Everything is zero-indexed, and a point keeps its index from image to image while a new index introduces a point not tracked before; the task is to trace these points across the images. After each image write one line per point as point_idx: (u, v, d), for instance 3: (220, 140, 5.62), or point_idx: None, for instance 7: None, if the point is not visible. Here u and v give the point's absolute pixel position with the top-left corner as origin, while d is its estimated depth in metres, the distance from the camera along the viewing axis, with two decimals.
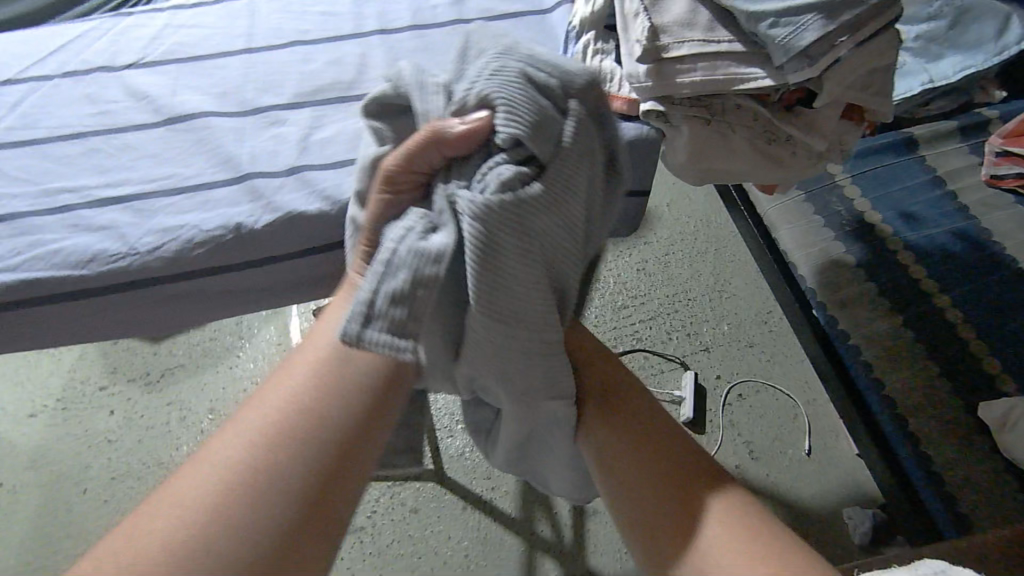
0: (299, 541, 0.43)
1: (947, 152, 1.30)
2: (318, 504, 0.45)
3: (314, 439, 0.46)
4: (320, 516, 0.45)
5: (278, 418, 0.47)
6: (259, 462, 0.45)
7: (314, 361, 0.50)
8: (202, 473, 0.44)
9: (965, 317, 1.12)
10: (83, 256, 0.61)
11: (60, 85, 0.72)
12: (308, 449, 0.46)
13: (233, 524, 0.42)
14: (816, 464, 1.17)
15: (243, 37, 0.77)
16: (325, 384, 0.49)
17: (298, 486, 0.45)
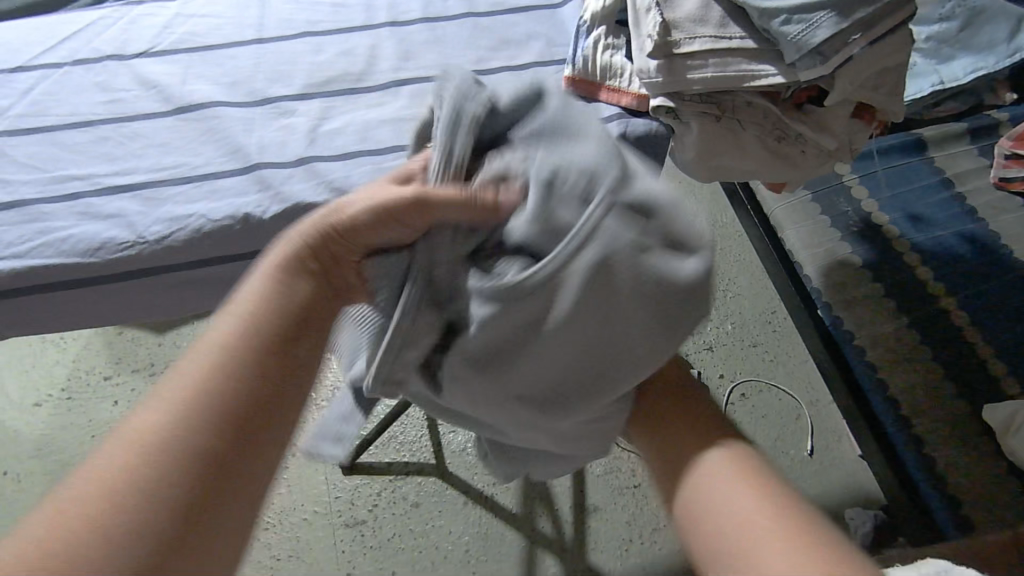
0: (206, 527, 0.36)
1: (956, 154, 1.30)
2: (246, 449, 0.39)
3: (231, 381, 0.40)
4: (252, 460, 0.39)
5: (199, 386, 0.39)
6: (169, 427, 0.37)
7: (247, 316, 0.42)
8: (100, 454, 0.36)
9: (971, 319, 1.11)
10: (91, 244, 0.61)
11: (71, 73, 0.73)
12: (225, 396, 0.39)
13: (133, 508, 0.35)
14: (818, 465, 1.13)
15: (254, 27, 0.77)
16: (256, 319, 0.42)
17: (219, 433, 0.38)
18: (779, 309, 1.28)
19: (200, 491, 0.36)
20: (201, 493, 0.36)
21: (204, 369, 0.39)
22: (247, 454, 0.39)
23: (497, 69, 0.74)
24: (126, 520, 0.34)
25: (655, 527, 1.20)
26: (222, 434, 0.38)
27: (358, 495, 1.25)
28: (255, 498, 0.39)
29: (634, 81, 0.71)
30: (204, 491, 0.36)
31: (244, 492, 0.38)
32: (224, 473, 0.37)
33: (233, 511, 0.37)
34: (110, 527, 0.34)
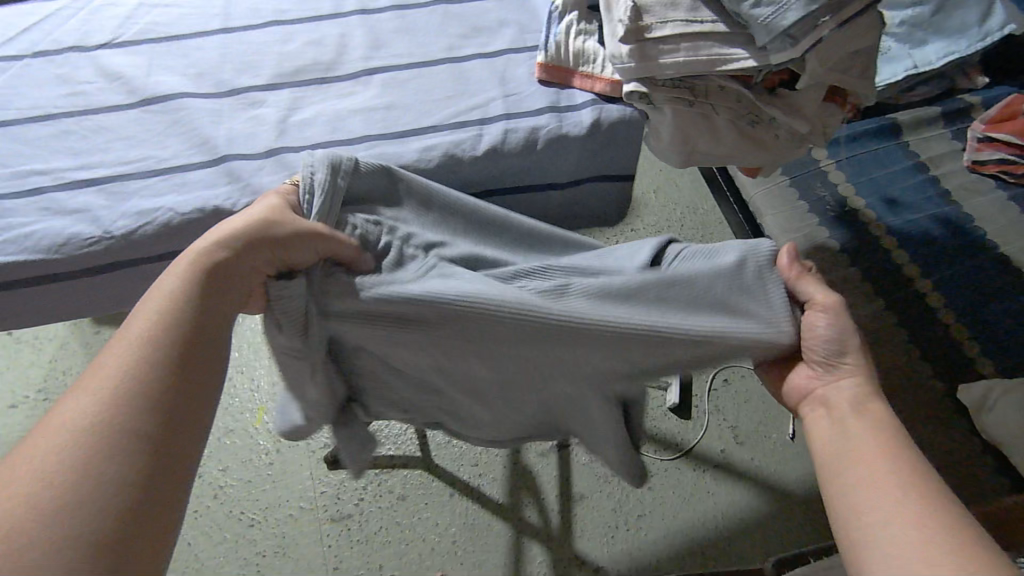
0: (155, 491, 0.38)
1: (930, 138, 1.31)
2: (160, 451, 0.39)
3: (128, 393, 0.40)
4: (170, 462, 0.40)
5: (118, 375, 0.41)
6: (77, 456, 0.37)
7: (161, 313, 0.44)
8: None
9: (946, 300, 1.13)
10: (56, 240, 0.59)
11: (32, 65, 0.71)
12: (123, 408, 0.39)
13: (83, 484, 0.36)
14: (799, 447, 1.26)
15: (221, 16, 0.76)
16: (172, 315, 0.44)
17: (125, 442, 0.38)
18: None
19: (121, 496, 0.37)
20: (123, 498, 0.37)
21: (99, 388, 0.40)
22: (163, 459, 0.39)
23: (470, 56, 0.73)
24: (49, 540, 0.34)
25: (640, 514, 1.21)
26: (152, 412, 0.40)
27: (344, 489, 1.24)
28: (177, 499, 0.39)
29: (608, 67, 0.71)
30: (127, 497, 0.37)
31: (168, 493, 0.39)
32: (136, 476, 0.38)
33: (156, 510, 0.38)
34: (31, 546, 0.33)
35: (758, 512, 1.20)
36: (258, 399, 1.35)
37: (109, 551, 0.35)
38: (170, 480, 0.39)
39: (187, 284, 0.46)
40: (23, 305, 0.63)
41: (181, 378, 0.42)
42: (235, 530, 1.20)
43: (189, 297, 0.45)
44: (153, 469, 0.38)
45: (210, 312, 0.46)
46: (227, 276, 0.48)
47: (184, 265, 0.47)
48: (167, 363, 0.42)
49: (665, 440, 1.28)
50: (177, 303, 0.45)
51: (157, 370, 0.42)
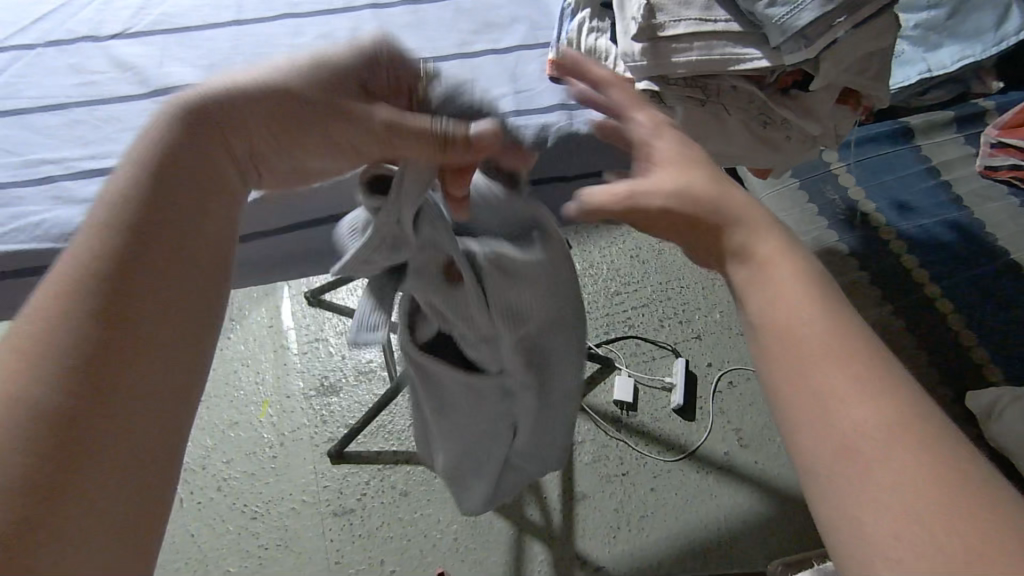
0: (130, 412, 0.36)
1: (942, 142, 1.30)
2: (97, 405, 0.35)
3: (60, 339, 0.36)
4: (117, 406, 0.36)
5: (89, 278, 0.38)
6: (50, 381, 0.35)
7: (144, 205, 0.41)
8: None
9: (956, 307, 1.12)
10: (65, 229, 0.60)
11: (44, 54, 0.71)
12: (47, 364, 0.35)
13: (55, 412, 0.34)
14: None
15: (233, 8, 0.76)
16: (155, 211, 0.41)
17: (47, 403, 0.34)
18: None
19: (50, 455, 0.33)
20: (50, 457, 0.33)
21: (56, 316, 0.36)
22: (104, 406, 0.35)
23: (481, 52, 0.73)
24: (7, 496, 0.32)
25: (643, 514, 1.21)
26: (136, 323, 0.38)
27: (346, 484, 1.25)
28: (148, 444, 0.37)
29: (620, 65, 0.70)
30: (55, 457, 0.33)
31: (121, 440, 0.35)
32: (62, 432, 0.34)
33: (107, 459, 0.35)
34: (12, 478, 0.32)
35: (761, 515, 1.20)
36: (263, 391, 1.35)
37: (48, 513, 0.32)
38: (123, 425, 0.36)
39: (124, 201, 0.40)
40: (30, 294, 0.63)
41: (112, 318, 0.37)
42: (238, 522, 1.21)
43: (126, 216, 0.40)
44: (89, 420, 0.35)
45: (155, 230, 0.40)
46: (176, 188, 0.42)
47: (122, 180, 0.41)
48: (100, 298, 0.37)
49: (668, 441, 1.27)
50: (107, 227, 0.39)
51: (84, 307, 0.37)
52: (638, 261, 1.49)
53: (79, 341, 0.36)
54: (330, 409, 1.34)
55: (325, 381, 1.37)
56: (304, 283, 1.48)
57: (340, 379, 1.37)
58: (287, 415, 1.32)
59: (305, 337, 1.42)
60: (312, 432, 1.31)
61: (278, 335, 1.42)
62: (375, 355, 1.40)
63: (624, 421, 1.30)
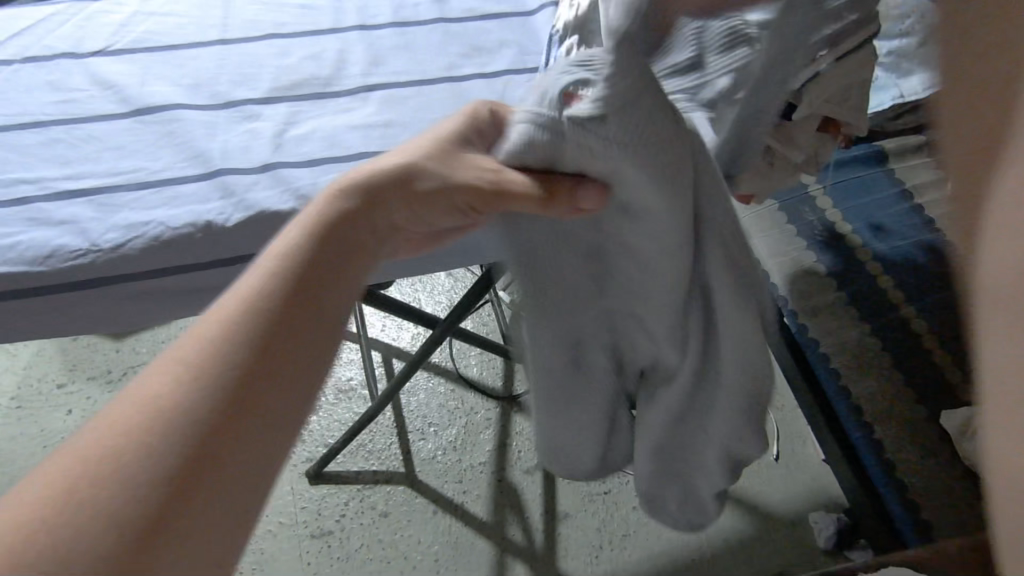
0: (157, 524, 0.32)
1: (914, 166, 1.18)
2: (180, 497, 0.33)
3: (191, 393, 0.36)
4: (240, 459, 0.36)
5: (206, 353, 0.37)
6: (141, 434, 0.34)
7: (260, 282, 0.41)
8: (165, 438, 0.34)
9: (930, 327, 1.00)
10: (41, 253, 0.58)
11: (21, 70, 0.70)
12: (162, 417, 0.35)
13: (151, 454, 0.34)
14: (784, 468, 1.27)
15: (218, 26, 0.75)
16: (243, 315, 0.39)
17: (107, 486, 0.32)
18: None
19: (173, 484, 0.34)
20: (173, 480, 0.34)
21: (189, 363, 0.37)
22: (246, 430, 0.37)
23: (467, 76, 0.73)
24: (100, 525, 0.31)
25: (625, 533, 1.20)
26: (205, 406, 0.36)
27: (326, 504, 1.23)
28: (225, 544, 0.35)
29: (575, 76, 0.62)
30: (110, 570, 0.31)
31: (252, 478, 0.37)
32: (180, 477, 0.34)
33: (234, 468, 0.36)
34: (123, 520, 0.32)
35: (741, 534, 1.20)
36: None
37: (173, 511, 0.33)
38: (185, 507, 0.33)
39: (275, 276, 0.42)
40: (17, 326, 0.62)
41: (218, 418, 0.36)
42: None
43: (257, 330, 0.39)
44: (162, 531, 0.32)
45: (288, 358, 0.40)
46: (299, 299, 0.41)
47: (282, 266, 0.42)
48: (211, 369, 0.37)
49: None
50: (246, 327, 0.39)
51: (204, 404, 0.36)
52: None
53: (121, 484, 0.33)
54: (309, 428, 1.31)
55: None
56: None
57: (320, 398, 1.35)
58: None
59: None
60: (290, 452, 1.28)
61: None
62: (354, 373, 1.39)
63: None
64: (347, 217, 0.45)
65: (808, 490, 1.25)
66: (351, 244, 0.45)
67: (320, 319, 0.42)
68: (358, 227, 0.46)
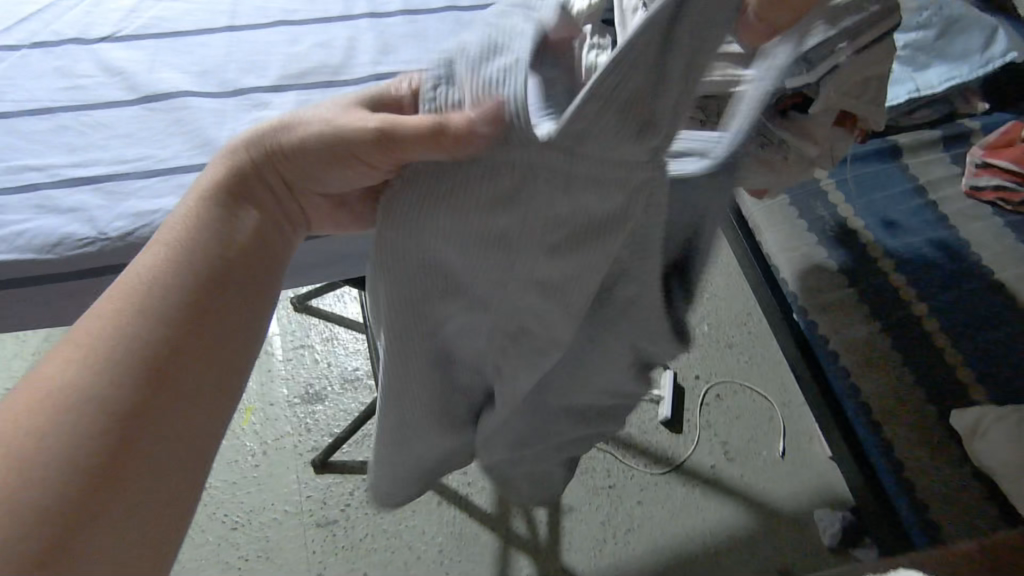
0: (96, 490, 0.34)
1: (929, 162, 1.16)
2: (112, 464, 0.35)
3: (92, 383, 0.36)
4: (169, 418, 0.38)
5: (113, 328, 0.38)
6: (60, 409, 0.35)
7: (169, 249, 0.42)
8: (80, 411, 0.35)
9: (942, 326, 0.98)
10: (49, 241, 0.57)
11: (29, 56, 0.69)
12: (80, 393, 0.36)
13: (73, 429, 0.35)
14: (790, 464, 1.26)
15: (227, 13, 0.74)
16: (150, 287, 0.40)
17: (35, 469, 0.33)
18: (755, 312, 1.43)
19: (89, 474, 0.34)
20: (102, 451, 0.35)
21: (94, 340, 0.38)
22: (168, 392, 0.38)
23: None
24: (32, 496, 0.33)
25: (629, 528, 1.20)
26: (124, 378, 0.37)
27: (330, 494, 1.23)
28: (174, 494, 0.37)
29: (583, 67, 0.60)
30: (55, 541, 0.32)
31: (187, 436, 0.39)
32: (105, 447, 0.35)
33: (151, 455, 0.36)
34: (56, 488, 0.33)
35: (746, 530, 1.20)
36: (246, 398, 1.33)
37: (90, 508, 0.34)
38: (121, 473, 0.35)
39: (180, 265, 0.41)
40: (24, 314, 0.62)
41: (140, 385, 0.37)
42: (219, 532, 1.18)
43: (173, 298, 0.40)
44: (102, 500, 0.34)
45: (209, 319, 0.41)
46: (222, 261, 0.43)
47: (190, 233, 0.43)
48: (115, 342, 0.38)
49: (655, 454, 1.27)
50: (162, 297, 0.40)
51: (124, 374, 0.37)
52: None
53: (47, 468, 0.33)
54: (315, 417, 1.31)
55: (311, 389, 1.35)
56: (290, 290, 1.45)
57: (326, 388, 1.35)
58: (271, 422, 1.30)
59: (291, 343, 1.40)
60: (296, 441, 1.29)
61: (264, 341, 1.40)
62: (361, 363, 1.38)
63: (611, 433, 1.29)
64: (253, 187, 0.46)
65: (814, 487, 1.24)
66: (266, 215, 0.46)
67: (242, 277, 0.43)
68: (266, 200, 0.46)
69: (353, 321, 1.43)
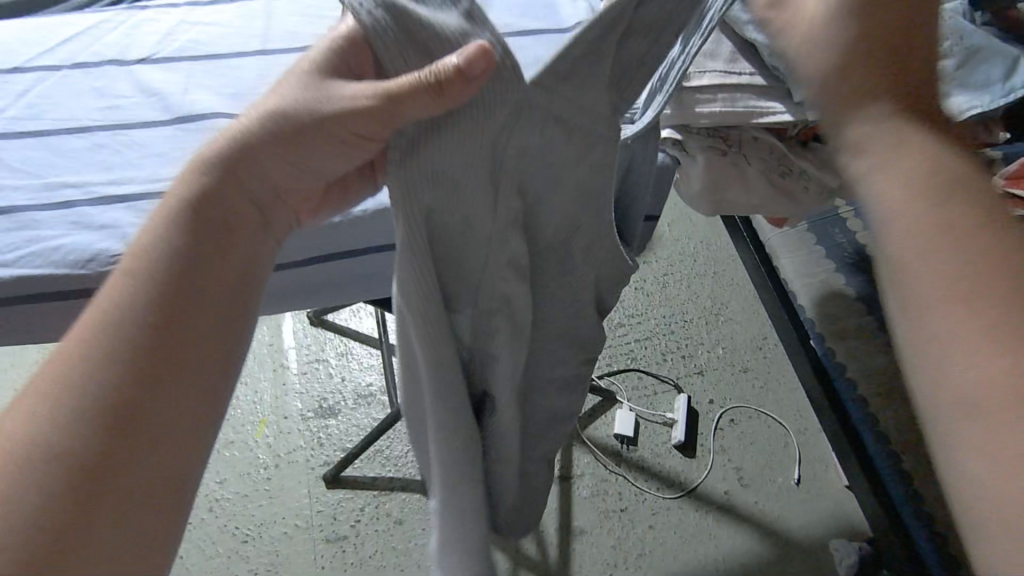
0: (73, 515, 0.35)
1: None
2: (87, 490, 0.35)
3: (53, 433, 0.36)
4: (143, 433, 0.37)
5: (80, 358, 0.38)
6: (35, 446, 0.36)
7: (141, 266, 0.42)
8: (50, 444, 0.36)
9: None
10: (83, 257, 0.59)
11: (69, 76, 0.72)
12: (51, 425, 0.36)
13: (43, 463, 0.35)
14: (805, 493, 1.24)
15: (259, 37, 0.77)
16: (120, 307, 0.40)
17: (14, 507, 0.34)
18: (771, 336, 1.42)
19: (59, 515, 0.35)
20: (75, 478, 0.35)
21: (63, 371, 0.38)
22: (142, 409, 0.38)
23: None
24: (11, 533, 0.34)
25: (640, 552, 1.19)
26: (90, 403, 0.37)
27: (342, 509, 1.23)
28: (163, 500, 0.37)
29: None
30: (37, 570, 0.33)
31: (168, 442, 0.38)
32: (79, 472, 0.35)
33: (128, 487, 0.36)
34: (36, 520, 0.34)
35: (759, 559, 1.18)
36: (261, 411, 1.34)
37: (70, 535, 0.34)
38: (96, 497, 0.35)
39: (149, 281, 0.41)
40: (55, 326, 0.63)
41: (111, 409, 0.37)
42: (229, 544, 1.19)
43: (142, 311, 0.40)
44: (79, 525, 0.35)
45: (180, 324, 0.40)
46: (196, 264, 0.42)
47: (163, 245, 0.43)
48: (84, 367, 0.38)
49: (668, 477, 1.26)
50: (129, 312, 0.40)
51: (91, 402, 0.37)
52: (666, 289, 1.51)
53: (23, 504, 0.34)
54: (328, 432, 1.32)
55: (325, 403, 1.36)
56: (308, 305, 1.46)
57: (340, 402, 1.36)
58: (284, 436, 1.31)
59: (306, 357, 1.41)
60: (308, 455, 1.29)
61: (280, 355, 1.42)
62: (375, 379, 1.39)
63: (624, 455, 1.28)
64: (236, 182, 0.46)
65: (829, 517, 1.22)
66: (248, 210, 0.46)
67: (220, 276, 0.43)
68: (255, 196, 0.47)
69: (368, 336, 1.44)
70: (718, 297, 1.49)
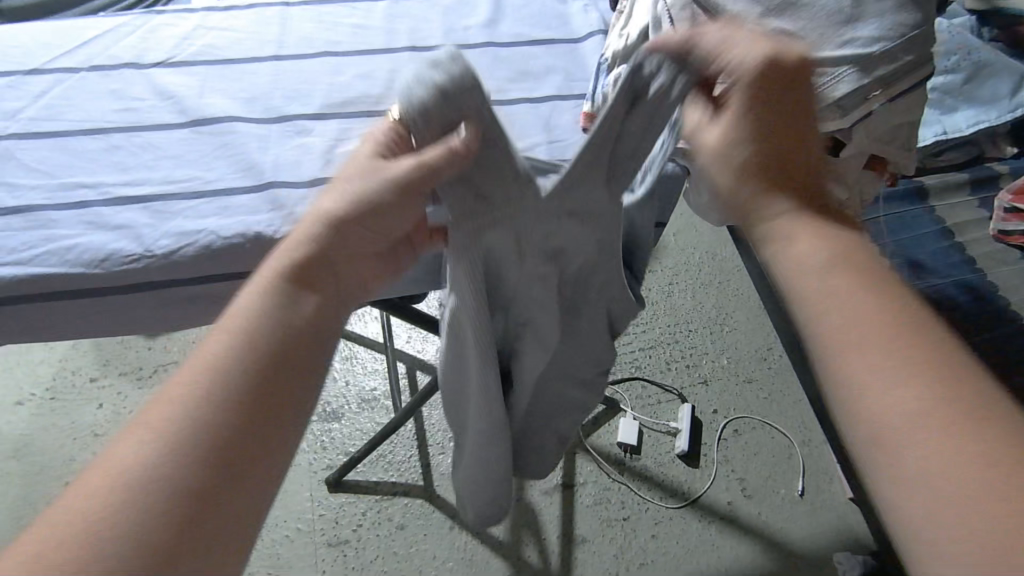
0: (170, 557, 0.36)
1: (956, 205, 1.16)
2: (184, 531, 0.37)
3: (165, 472, 0.38)
4: (237, 485, 0.40)
5: (194, 402, 0.40)
6: (144, 481, 0.37)
7: (243, 326, 0.45)
8: (160, 480, 0.37)
9: None
10: (97, 256, 0.59)
11: (87, 78, 0.73)
12: (164, 459, 0.38)
13: (151, 499, 0.37)
14: (808, 505, 1.24)
15: (274, 43, 0.78)
16: (226, 362, 0.42)
17: (116, 535, 0.35)
18: (775, 347, 1.42)
19: (153, 559, 0.35)
20: (178, 518, 0.37)
21: (177, 411, 0.40)
22: (240, 463, 0.40)
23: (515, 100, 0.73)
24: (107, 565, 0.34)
25: (642, 562, 1.18)
26: (200, 446, 0.39)
27: (344, 513, 1.23)
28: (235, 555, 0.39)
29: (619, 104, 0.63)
30: None
31: (253, 500, 0.41)
32: (178, 512, 0.37)
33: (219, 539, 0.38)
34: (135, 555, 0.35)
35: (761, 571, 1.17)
36: None
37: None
38: (194, 542, 0.37)
39: (253, 343, 0.44)
40: (66, 324, 0.63)
41: (218, 456, 0.39)
42: None
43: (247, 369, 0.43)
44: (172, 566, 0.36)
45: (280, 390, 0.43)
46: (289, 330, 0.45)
47: (264, 307, 0.46)
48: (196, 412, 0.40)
49: (671, 487, 1.26)
50: (235, 368, 0.42)
51: (199, 446, 0.39)
52: (671, 298, 1.51)
53: (122, 534, 0.35)
54: (331, 436, 1.32)
55: (329, 407, 1.36)
56: None
57: (344, 406, 1.36)
58: None
59: None
60: (312, 458, 1.29)
61: None
62: (379, 383, 1.39)
63: (627, 464, 1.28)
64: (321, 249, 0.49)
65: (833, 529, 1.22)
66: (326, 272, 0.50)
67: (305, 345, 0.46)
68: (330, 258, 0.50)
69: (373, 341, 1.44)
70: (723, 307, 1.49)
